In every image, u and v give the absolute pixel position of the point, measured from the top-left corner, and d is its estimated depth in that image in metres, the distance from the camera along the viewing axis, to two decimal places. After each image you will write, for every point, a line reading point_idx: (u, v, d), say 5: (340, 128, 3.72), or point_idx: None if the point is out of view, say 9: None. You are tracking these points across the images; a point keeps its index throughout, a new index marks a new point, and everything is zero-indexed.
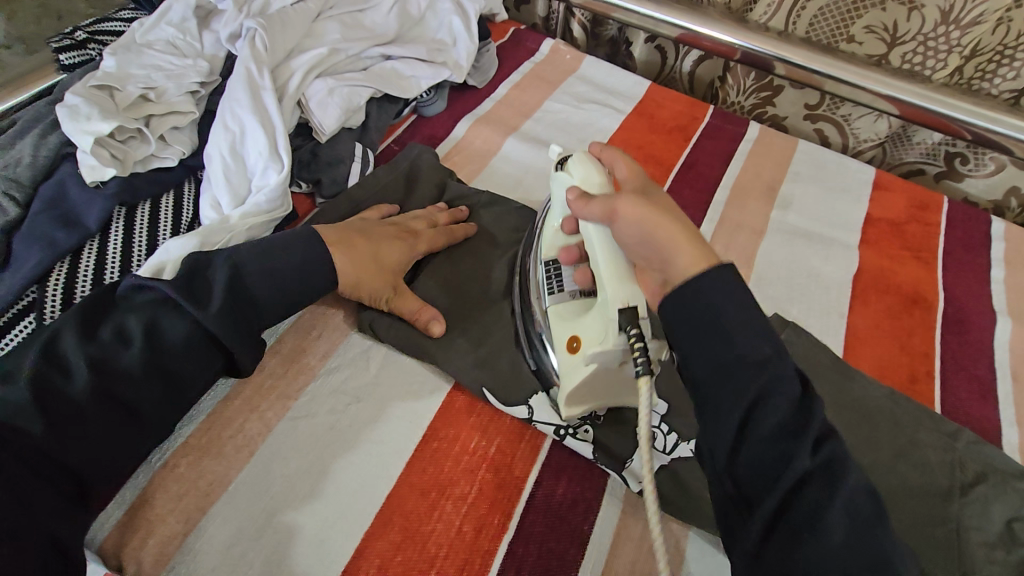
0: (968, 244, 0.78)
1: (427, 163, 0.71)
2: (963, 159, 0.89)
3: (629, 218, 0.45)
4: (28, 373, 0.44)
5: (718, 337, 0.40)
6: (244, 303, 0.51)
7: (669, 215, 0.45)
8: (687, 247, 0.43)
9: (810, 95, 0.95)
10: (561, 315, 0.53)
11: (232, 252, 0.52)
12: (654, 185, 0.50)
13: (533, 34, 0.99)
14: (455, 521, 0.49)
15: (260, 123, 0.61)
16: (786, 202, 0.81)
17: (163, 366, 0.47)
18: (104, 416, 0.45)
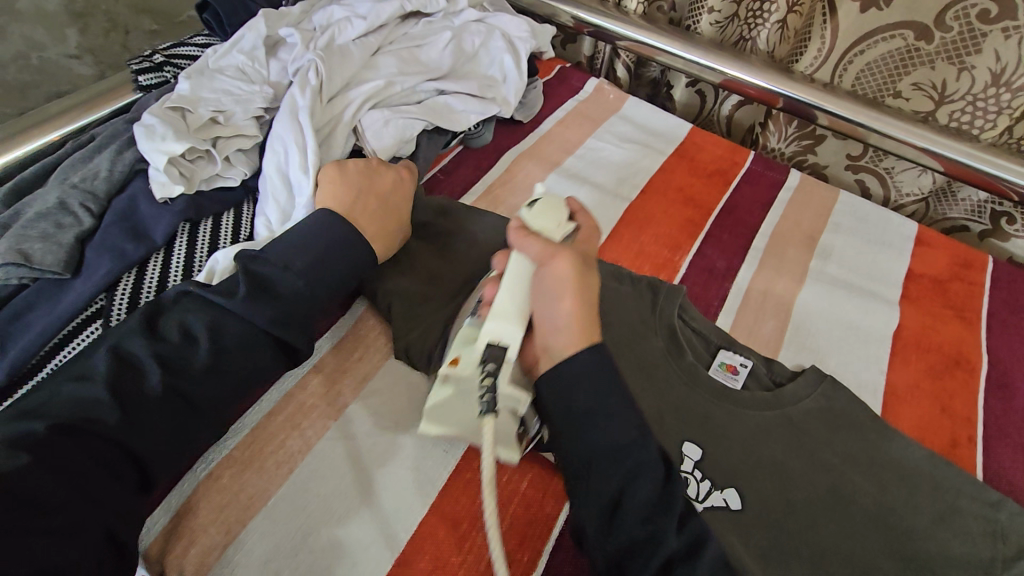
0: (1013, 306, 0.77)
1: None
2: (1010, 219, 0.89)
3: (558, 274, 0.50)
4: (102, 373, 0.46)
5: (588, 415, 0.46)
6: (301, 306, 0.53)
7: (582, 295, 0.50)
8: (576, 326, 0.49)
9: (853, 146, 0.95)
10: (466, 334, 0.52)
11: (287, 262, 0.53)
12: (594, 261, 0.55)
13: (578, 73, 1.02)
14: (485, 554, 0.49)
15: (303, 143, 0.63)
16: (825, 252, 0.81)
17: (226, 363, 0.49)
18: (170, 412, 0.46)
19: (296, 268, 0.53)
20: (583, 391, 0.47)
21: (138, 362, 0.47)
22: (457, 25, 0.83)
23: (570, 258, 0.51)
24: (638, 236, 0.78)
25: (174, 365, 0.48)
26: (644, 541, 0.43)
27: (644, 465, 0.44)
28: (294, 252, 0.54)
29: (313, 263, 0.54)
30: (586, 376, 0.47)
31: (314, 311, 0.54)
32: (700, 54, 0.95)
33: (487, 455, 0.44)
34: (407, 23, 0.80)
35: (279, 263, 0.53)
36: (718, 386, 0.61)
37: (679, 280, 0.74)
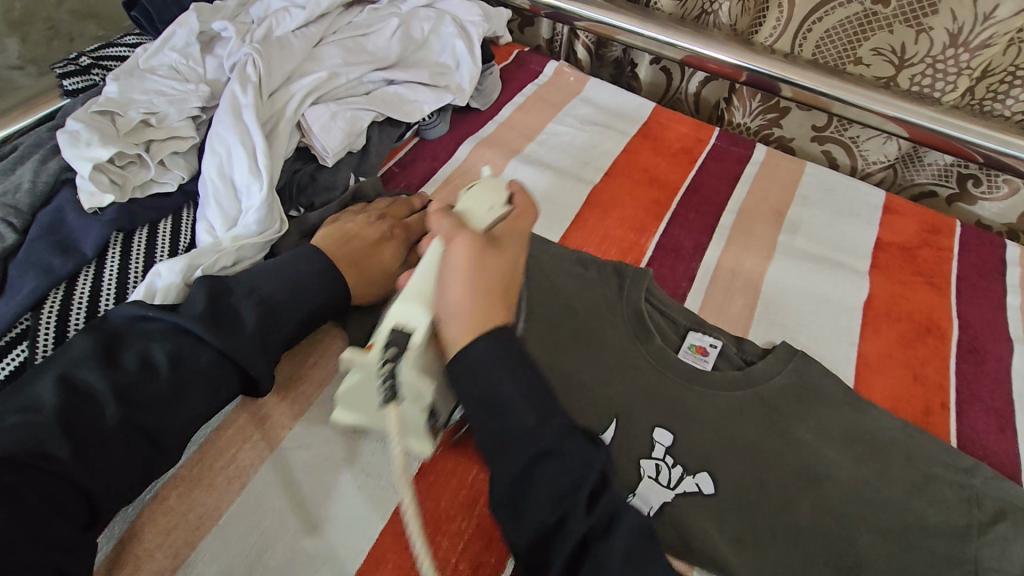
0: (981, 269, 0.77)
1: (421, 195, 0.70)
2: (976, 181, 0.89)
3: (456, 257, 0.48)
4: (54, 406, 0.43)
5: (489, 399, 0.43)
6: (269, 332, 0.51)
7: (483, 298, 0.46)
8: (467, 319, 0.46)
9: (817, 117, 0.94)
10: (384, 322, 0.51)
11: (255, 287, 0.52)
12: (521, 249, 0.52)
13: (537, 57, 0.99)
14: (451, 557, 0.46)
15: (240, 142, 0.60)
16: (793, 226, 0.79)
17: (190, 392, 0.47)
18: (125, 444, 0.43)
19: (264, 291, 0.52)
20: (493, 375, 0.43)
21: (94, 393, 0.44)
22: (404, 11, 0.80)
23: (474, 235, 0.50)
24: (602, 220, 0.76)
25: (131, 396, 0.45)
26: (555, 502, 0.40)
27: (551, 448, 0.41)
28: (263, 279, 0.53)
29: (282, 286, 0.53)
30: (488, 356, 0.44)
31: (279, 337, 0.52)
32: (659, 30, 0.93)
33: (398, 461, 0.44)
34: (351, 11, 0.77)
35: (248, 285, 0.52)
36: (687, 368, 0.59)
37: (646, 263, 0.73)
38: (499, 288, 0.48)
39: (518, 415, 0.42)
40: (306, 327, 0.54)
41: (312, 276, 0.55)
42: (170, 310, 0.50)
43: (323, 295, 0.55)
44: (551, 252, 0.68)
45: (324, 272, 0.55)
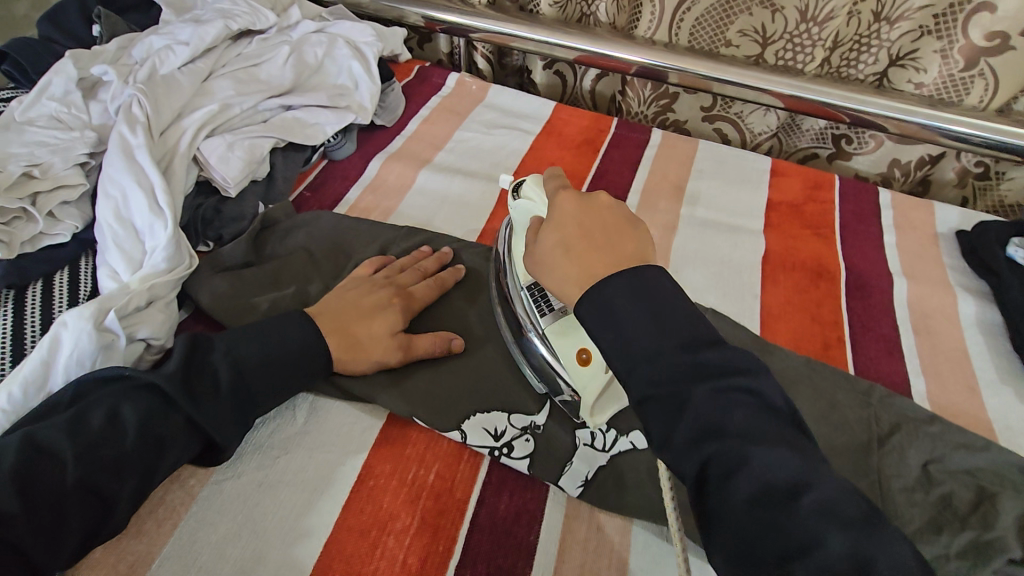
0: (861, 215, 0.85)
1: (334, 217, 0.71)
2: (848, 140, 0.98)
3: (557, 229, 0.48)
4: (12, 465, 0.41)
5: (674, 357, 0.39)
6: (241, 398, 0.51)
7: (599, 248, 0.45)
8: (583, 270, 0.45)
9: (704, 99, 1.02)
10: (560, 329, 0.54)
11: (233, 348, 0.52)
12: (585, 201, 0.50)
13: (438, 70, 1.02)
14: (398, 555, 0.47)
15: (137, 182, 0.59)
16: (693, 199, 0.85)
17: (156, 457, 0.46)
18: (84, 502, 0.42)
19: (242, 355, 0.52)
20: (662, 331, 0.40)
21: (55, 450, 0.43)
22: (296, 38, 0.81)
23: (561, 195, 0.50)
24: None
25: (93, 457, 0.43)
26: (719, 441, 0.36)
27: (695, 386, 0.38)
28: (242, 339, 0.53)
29: (260, 354, 0.52)
30: (627, 306, 0.41)
31: (249, 401, 0.51)
32: (549, 34, 0.98)
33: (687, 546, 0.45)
34: (239, 43, 0.77)
35: (227, 344, 0.52)
36: None
37: None
38: (593, 242, 0.46)
39: (633, 319, 0.41)
40: (279, 394, 0.53)
41: (296, 340, 0.54)
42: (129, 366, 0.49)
43: (299, 364, 0.53)
44: (469, 250, 0.70)
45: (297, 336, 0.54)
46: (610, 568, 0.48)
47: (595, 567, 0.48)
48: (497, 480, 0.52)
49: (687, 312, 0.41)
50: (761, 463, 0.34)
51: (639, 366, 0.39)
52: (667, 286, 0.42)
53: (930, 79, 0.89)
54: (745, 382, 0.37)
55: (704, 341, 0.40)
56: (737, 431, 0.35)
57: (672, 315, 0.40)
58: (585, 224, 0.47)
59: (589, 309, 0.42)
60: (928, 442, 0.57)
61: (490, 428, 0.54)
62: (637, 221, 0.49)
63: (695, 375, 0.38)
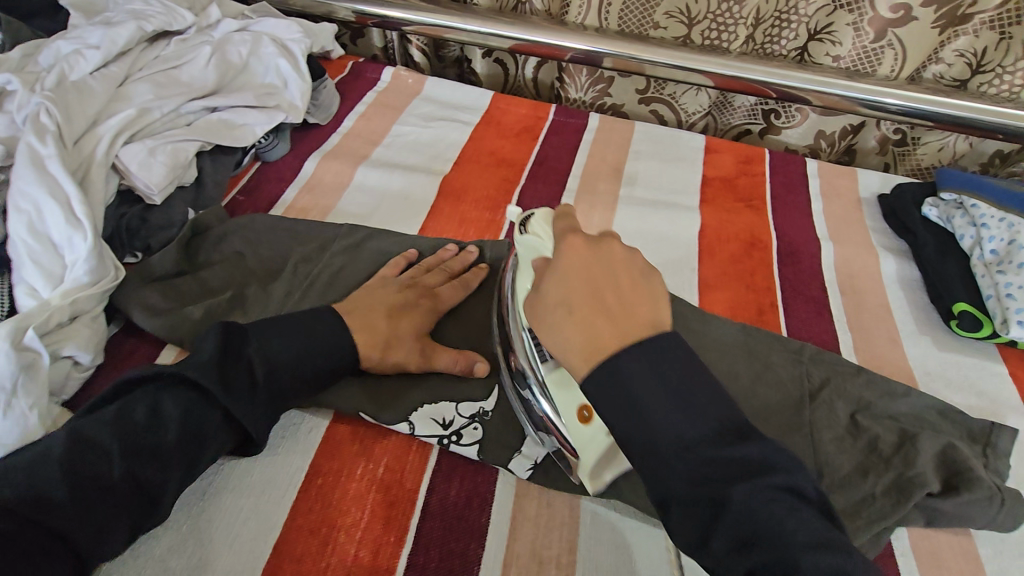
0: (789, 186, 0.89)
1: (268, 219, 0.70)
2: (777, 114, 1.02)
3: (565, 289, 0.45)
4: (58, 459, 0.42)
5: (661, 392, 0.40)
6: (274, 392, 0.49)
7: (614, 313, 0.43)
8: (592, 338, 0.42)
9: (638, 81, 1.04)
10: (559, 381, 0.51)
11: (262, 340, 0.50)
12: (601, 253, 0.46)
13: (373, 65, 1.01)
14: (350, 550, 0.47)
15: (51, 195, 0.57)
16: (631, 179, 0.87)
17: (194, 451, 0.46)
18: (129, 494, 0.42)
19: (275, 350, 0.50)
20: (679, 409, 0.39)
21: (99, 443, 0.43)
22: (218, 38, 0.79)
23: (567, 242, 0.47)
24: (458, 206, 0.79)
25: (137, 451, 0.44)
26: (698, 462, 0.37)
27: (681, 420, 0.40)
28: (268, 329, 0.51)
29: (291, 349, 0.50)
30: (646, 381, 0.39)
31: (279, 393, 0.50)
32: (482, 24, 0.98)
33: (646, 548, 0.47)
34: (156, 46, 0.75)
35: (259, 338, 0.50)
36: None
37: (504, 235, 0.76)
38: (609, 307, 0.43)
39: (648, 394, 0.39)
40: (312, 385, 0.51)
41: (326, 337, 0.52)
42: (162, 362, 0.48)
43: (327, 360, 0.52)
44: (410, 244, 0.70)
45: (326, 332, 0.53)
46: (561, 540, 0.49)
47: (546, 541, 0.49)
48: (447, 467, 0.53)
49: (711, 399, 0.40)
50: (815, 569, 0.32)
51: (663, 464, 0.38)
52: (685, 360, 0.41)
53: (847, 52, 0.93)
54: (781, 481, 0.36)
55: (732, 434, 0.38)
56: (780, 533, 0.34)
57: (696, 401, 0.39)
58: (598, 283, 0.44)
59: (598, 389, 0.41)
60: (854, 393, 0.61)
61: (438, 418, 0.54)
62: (649, 272, 0.46)
63: (730, 471, 0.36)
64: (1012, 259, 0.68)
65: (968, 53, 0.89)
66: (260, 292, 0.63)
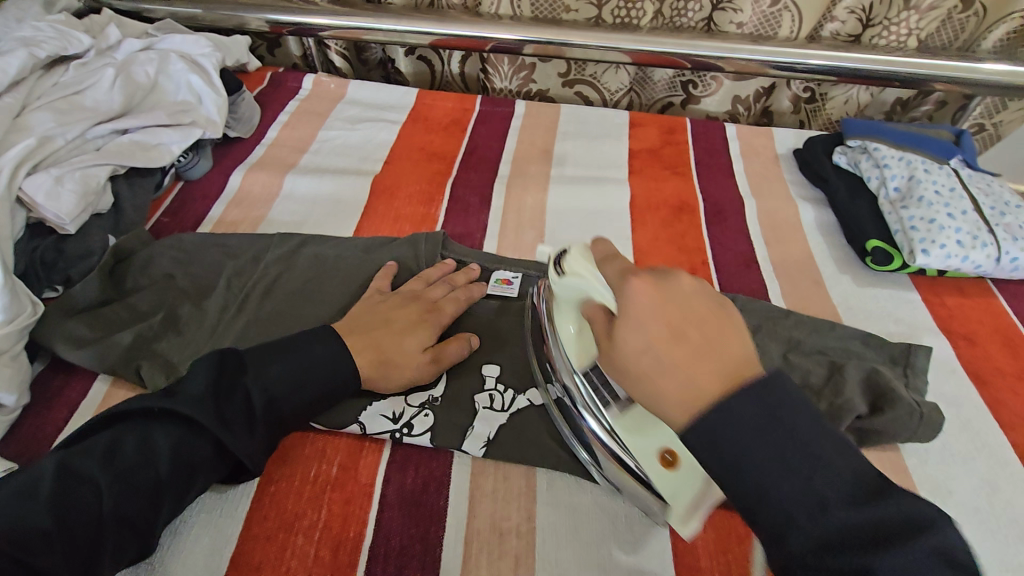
0: (712, 150, 0.93)
1: (195, 238, 0.69)
2: (695, 84, 1.07)
3: (645, 335, 0.39)
4: (48, 492, 0.41)
5: (751, 448, 0.35)
6: (271, 422, 0.48)
7: (705, 348, 0.38)
8: (686, 395, 0.37)
9: (559, 66, 1.07)
10: (629, 427, 0.48)
11: (261, 371, 0.49)
12: (672, 281, 0.40)
13: (292, 74, 1.00)
14: (310, 551, 0.47)
15: None
16: (561, 160, 0.89)
17: (187, 483, 0.45)
18: (119, 528, 0.42)
19: (269, 378, 0.49)
20: (792, 440, 0.35)
21: (91, 476, 0.42)
22: (121, 59, 0.77)
23: (630, 279, 0.41)
24: (391, 204, 0.79)
25: (130, 484, 0.43)
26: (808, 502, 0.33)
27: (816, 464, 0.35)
28: (268, 360, 0.50)
29: (284, 375, 0.49)
30: (747, 421, 0.35)
31: (277, 423, 0.49)
32: (397, 22, 0.98)
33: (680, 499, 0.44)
34: (54, 72, 0.72)
35: (256, 369, 0.49)
36: (489, 305, 0.64)
37: (440, 227, 0.76)
38: (698, 347, 0.38)
39: (764, 473, 0.35)
40: (311, 410, 0.51)
41: (325, 361, 0.51)
42: (161, 394, 0.47)
43: (323, 383, 0.51)
44: (346, 247, 0.70)
45: (319, 355, 0.51)
46: (520, 510, 0.50)
47: (505, 514, 0.50)
48: (402, 457, 0.53)
49: (815, 425, 0.35)
50: (892, 571, 0.31)
51: (788, 519, 0.34)
52: (791, 394, 0.36)
53: (748, 18, 0.97)
54: (852, 477, 0.34)
55: (866, 489, 0.34)
56: (860, 536, 0.32)
57: (798, 428, 0.35)
58: (679, 320, 0.39)
59: (702, 441, 0.36)
60: (783, 335, 0.64)
61: (389, 412, 0.54)
62: (723, 302, 0.41)
63: (859, 535, 0.32)
64: (912, 195, 0.73)
65: (857, 10, 0.95)
66: (194, 310, 0.62)
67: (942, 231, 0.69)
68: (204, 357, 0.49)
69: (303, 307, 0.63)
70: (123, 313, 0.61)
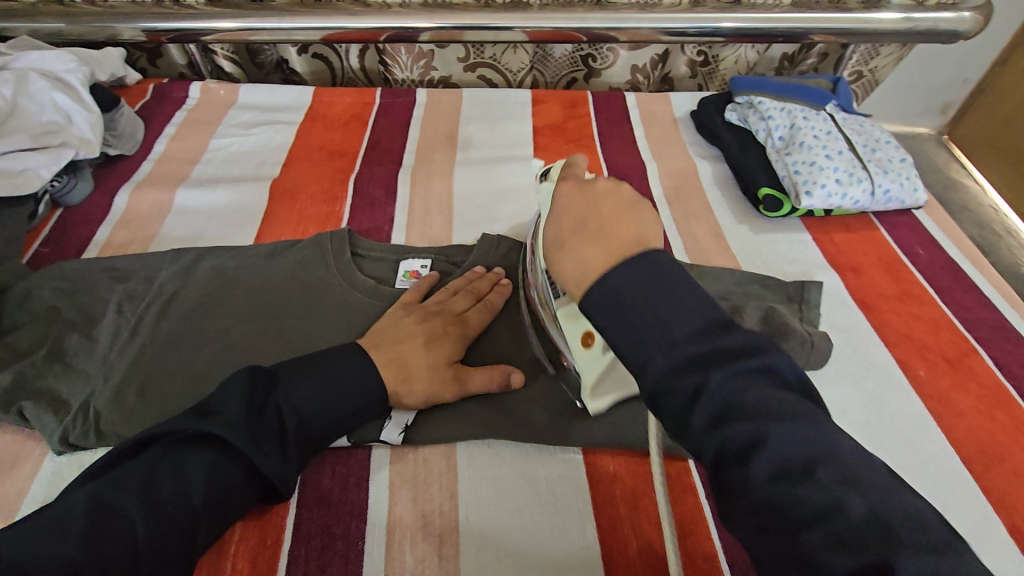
0: (613, 120, 0.95)
1: (77, 265, 0.65)
2: (593, 58, 1.09)
3: (557, 229, 0.45)
4: (82, 528, 0.36)
5: (641, 321, 0.36)
6: (302, 444, 0.46)
7: (600, 236, 0.42)
8: (589, 267, 0.41)
9: (458, 51, 1.06)
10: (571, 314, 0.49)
11: (291, 391, 0.47)
12: (592, 187, 0.45)
13: (177, 83, 0.95)
14: (226, 566, 0.46)
15: None
16: (466, 143, 0.89)
17: (221, 508, 0.42)
18: (154, 560, 0.37)
19: (298, 398, 0.47)
20: (683, 313, 0.36)
21: (124, 507, 0.38)
22: None
23: (560, 183, 0.47)
24: (293, 206, 0.77)
25: (170, 511, 0.39)
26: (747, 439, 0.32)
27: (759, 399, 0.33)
28: (295, 378, 0.47)
29: (318, 394, 0.47)
30: (635, 289, 0.37)
31: (307, 446, 0.47)
32: (282, 18, 0.94)
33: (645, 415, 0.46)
34: None
35: (285, 387, 0.47)
36: (399, 293, 0.64)
37: (346, 224, 0.75)
38: (595, 233, 0.42)
39: (649, 326, 0.36)
40: (338, 433, 0.49)
41: (355, 378, 0.49)
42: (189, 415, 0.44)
43: (358, 399, 0.49)
44: (245, 255, 0.67)
45: (350, 372, 0.49)
46: (441, 491, 0.51)
47: (426, 498, 0.50)
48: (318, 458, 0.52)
49: (693, 296, 0.37)
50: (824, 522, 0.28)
51: (692, 436, 0.34)
52: (754, 381, 0.34)
53: None
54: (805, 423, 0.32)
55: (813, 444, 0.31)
56: (792, 466, 0.30)
57: (710, 335, 0.35)
58: (589, 216, 0.44)
59: (596, 305, 0.38)
60: None
61: None
62: (638, 200, 0.44)
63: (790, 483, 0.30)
64: (794, 141, 0.78)
65: None
66: (83, 341, 0.58)
67: (822, 173, 0.74)
68: (229, 377, 0.46)
69: (205, 322, 0.61)
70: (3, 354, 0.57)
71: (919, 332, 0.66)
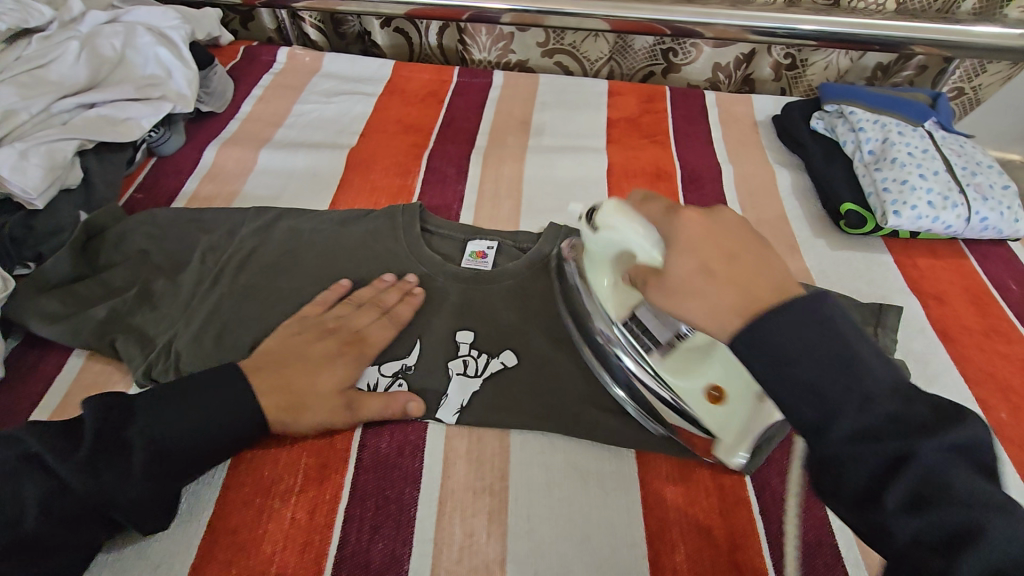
0: (690, 118, 0.92)
1: (167, 213, 0.68)
2: (675, 52, 1.06)
3: (691, 261, 0.41)
4: None
5: (812, 386, 0.36)
6: (156, 476, 0.46)
7: (745, 276, 0.39)
8: (739, 303, 0.38)
9: (537, 35, 1.06)
10: (677, 366, 0.50)
11: (151, 420, 0.47)
12: (715, 213, 0.43)
13: (266, 47, 0.98)
14: (287, 513, 0.48)
15: None
16: (539, 129, 0.89)
17: (75, 529, 0.43)
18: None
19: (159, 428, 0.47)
20: (853, 375, 0.35)
21: None
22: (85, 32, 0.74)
23: (680, 212, 0.43)
24: (367, 177, 0.78)
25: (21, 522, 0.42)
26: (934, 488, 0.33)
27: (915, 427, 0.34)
28: (159, 406, 0.48)
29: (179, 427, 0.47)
30: (808, 345, 0.36)
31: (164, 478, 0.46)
32: None
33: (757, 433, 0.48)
34: (16, 46, 0.70)
35: (143, 416, 0.47)
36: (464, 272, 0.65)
37: (417, 198, 0.76)
38: (735, 273, 0.39)
39: (825, 388, 0.35)
40: (196, 467, 0.48)
41: (225, 407, 0.49)
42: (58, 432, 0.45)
43: (225, 431, 0.48)
44: (320, 218, 0.69)
45: (225, 403, 0.49)
46: (493, 470, 0.52)
47: (478, 475, 0.51)
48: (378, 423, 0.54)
49: (876, 355, 0.36)
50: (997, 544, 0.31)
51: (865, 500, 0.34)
52: (920, 414, 0.35)
53: None
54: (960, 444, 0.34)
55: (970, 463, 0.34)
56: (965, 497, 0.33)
57: (865, 372, 0.35)
58: (728, 250, 0.40)
59: (758, 355, 0.36)
60: None
61: (363, 384, 0.55)
62: (762, 238, 0.42)
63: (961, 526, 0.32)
64: (886, 156, 0.74)
65: None
66: (169, 286, 0.62)
67: (914, 193, 0.70)
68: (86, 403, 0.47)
69: (279, 279, 0.63)
70: (97, 289, 0.61)
71: (1004, 371, 0.62)
